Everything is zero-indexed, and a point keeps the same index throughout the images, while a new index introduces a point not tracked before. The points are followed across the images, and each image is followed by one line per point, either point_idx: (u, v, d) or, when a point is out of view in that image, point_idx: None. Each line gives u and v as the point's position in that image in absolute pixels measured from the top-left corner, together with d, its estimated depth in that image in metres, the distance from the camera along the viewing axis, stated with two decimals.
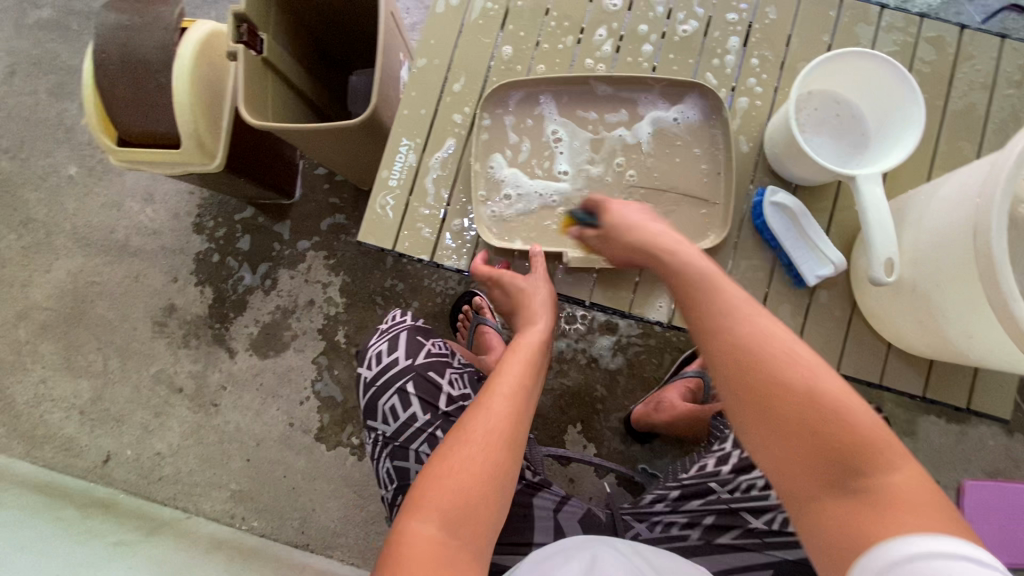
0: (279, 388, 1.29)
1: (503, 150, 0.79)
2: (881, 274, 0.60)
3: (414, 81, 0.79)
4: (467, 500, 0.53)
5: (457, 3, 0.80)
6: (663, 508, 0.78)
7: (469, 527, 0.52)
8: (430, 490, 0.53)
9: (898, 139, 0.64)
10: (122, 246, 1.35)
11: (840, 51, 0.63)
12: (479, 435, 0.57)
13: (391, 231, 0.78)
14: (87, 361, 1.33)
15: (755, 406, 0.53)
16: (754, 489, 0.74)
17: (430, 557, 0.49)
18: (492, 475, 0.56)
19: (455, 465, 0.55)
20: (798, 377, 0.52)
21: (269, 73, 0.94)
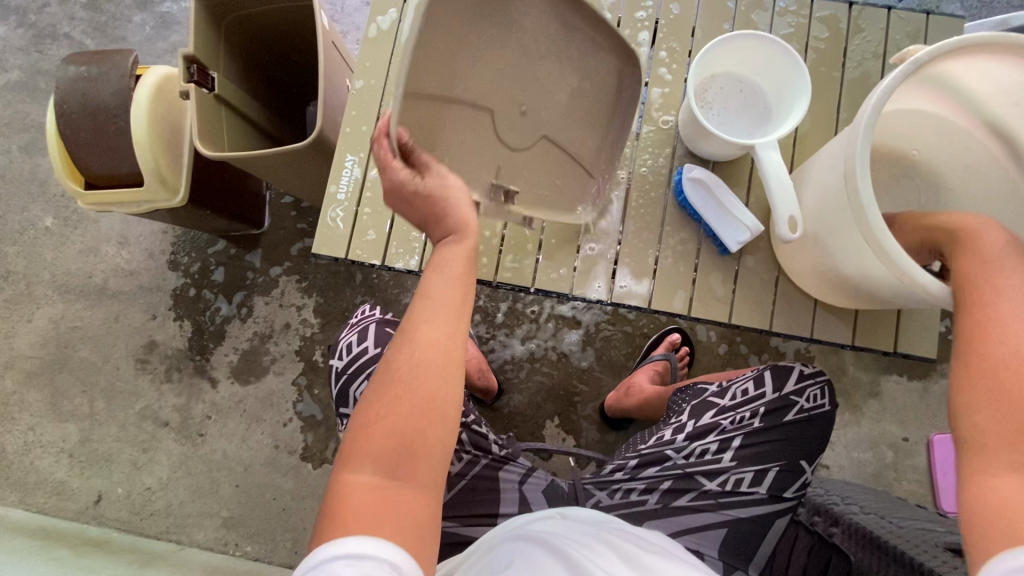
0: (262, 412, 1.32)
1: None
2: (785, 233, 0.65)
3: (353, 101, 0.85)
4: (396, 444, 0.56)
5: (388, 27, 0.87)
6: (622, 476, 0.81)
7: (407, 469, 0.56)
8: (360, 443, 0.57)
9: (793, 108, 0.70)
10: (101, 289, 1.39)
11: (727, 35, 0.69)
12: (401, 376, 0.58)
13: (342, 241, 0.82)
14: (73, 404, 1.35)
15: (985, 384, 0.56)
16: (707, 453, 0.80)
17: (372, 500, 0.54)
18: (419, 421, 0.57)
19: (378, 416, 0.58)
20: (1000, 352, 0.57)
21: (223, 108, 1.00)
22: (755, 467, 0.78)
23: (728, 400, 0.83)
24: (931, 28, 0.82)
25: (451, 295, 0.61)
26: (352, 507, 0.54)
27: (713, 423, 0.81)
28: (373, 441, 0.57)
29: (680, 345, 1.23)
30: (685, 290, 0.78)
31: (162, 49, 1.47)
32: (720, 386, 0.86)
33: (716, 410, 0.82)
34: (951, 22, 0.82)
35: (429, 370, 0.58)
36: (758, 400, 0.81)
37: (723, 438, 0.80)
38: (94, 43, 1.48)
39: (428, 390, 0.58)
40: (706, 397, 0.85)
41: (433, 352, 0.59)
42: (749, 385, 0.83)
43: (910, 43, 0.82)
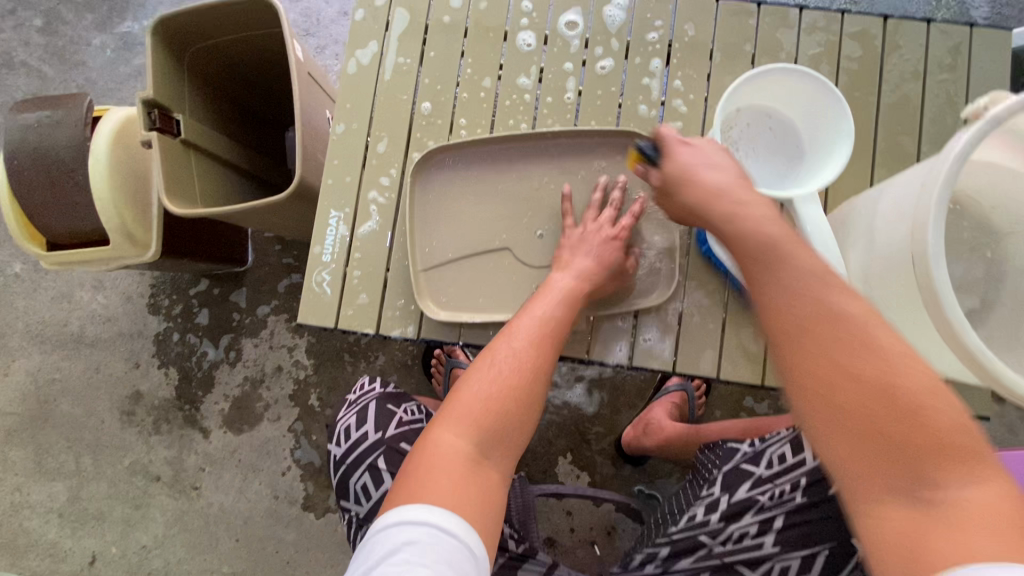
0: (258, 461, 1.25)
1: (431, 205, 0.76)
2: None
3: (335, 148, 0.76)
4: (495, 419, 0.56)
5: (369, 61, 0.77)
6: (654, 568, 0.76)
7: (490, 447, 0.55)
8: (461, 406, 0.56)
9: (831, 151, 0.62)
10: (78, 338, 1.31)
11: (756, 70, 0.60)
12: (494, 359, 0.60)
13: (331, 308, 0.74)
14: (59, 462, 1.28)
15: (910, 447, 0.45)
16: (746, 537, 0.73)
17: (460, 468, 0.53)
18: (519, 406, 0.58)
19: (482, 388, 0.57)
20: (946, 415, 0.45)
21: (191, 153, 0.91)
22: (802, 551, 0.71)
23: (764, 469, 0.76)
24: (976, 41, 0.74)
25: (552, 307, 0.64)
26: (441, 466, 0.52)
27: (749, 499, 0.74)
28: (478, 409, 0.56)
29: None
30: (713, 348, 0.71)
31: (126, 74, 1.35)
32: (753, 450, 0.78)
33: (752, 482, 0.75)
34: (998, 34, 0.73)
35: (521, 364, 0.59)
36: (798, 469, 0.73)
37: (762, 519, 0.73)
38: (52, 70, 1.36)
39: (519, 374, 0.59)
40: (739, 464, 0.78)
41: (545, 362, 0.61)
42: (786, 450, 0.75)
43: (953, 59, 0.73)
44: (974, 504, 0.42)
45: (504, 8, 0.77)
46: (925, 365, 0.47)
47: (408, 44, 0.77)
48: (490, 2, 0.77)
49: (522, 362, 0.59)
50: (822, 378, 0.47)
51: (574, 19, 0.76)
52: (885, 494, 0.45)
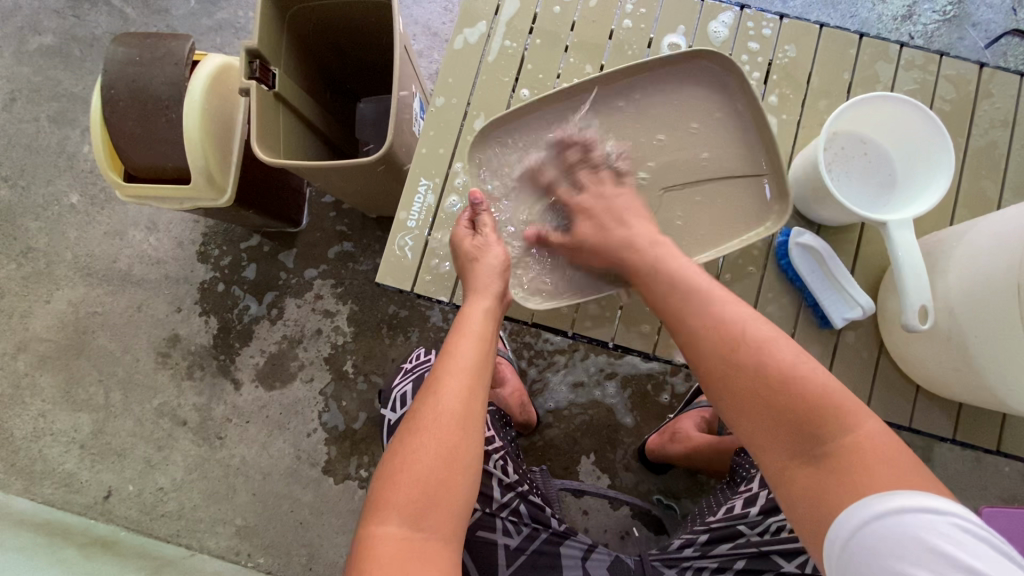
0: (285, 420, 1.27)
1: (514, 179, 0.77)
2: (914, 321, 0.59)
3: (432, 119, 0.79)
4: (420, 493, 0.55)
5: (476, 40, 0.80)
6: (692, 553, 0.77)
7: (429, 521, 0.55)
8: (385, 496, 0.55)
9: (928, 181, 0.64)
10: (125, 275, 1.33)
11: (865, 96, 0.63)
12: (430, 424, 0.58)
13: (409, 272, 0.76)
14: (88, 394, 1.29)
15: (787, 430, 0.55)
16: (784, 530, 0.72)
17: (398, 555, 0.52)
18: (447, 468, 0.57)
19: (402, 467, 0.57)
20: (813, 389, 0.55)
21: (281, 107, 0.93)
22: None
23: None
24: None
25: (472, 359, 0.63)
26: (379, 562, 0.52)
27: None
28: (405, 487, 0.55)
29: None
30: None
31: (207, 26, 1.38)
32: None
33: None
34: None
35: (454, 422, 0.59)
36: None
37: None
38: (135, 12, 1.39)
39: (454, 438, 0.58)
40: None
41: (472, 403, 0.61)
42: None
43: None
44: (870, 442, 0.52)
45: (612, 6, 0.80)
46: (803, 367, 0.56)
47: (515, 29, 0.80)
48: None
49: (453, 420, 0.59)
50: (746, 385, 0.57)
51: (676, 41, 0.78)
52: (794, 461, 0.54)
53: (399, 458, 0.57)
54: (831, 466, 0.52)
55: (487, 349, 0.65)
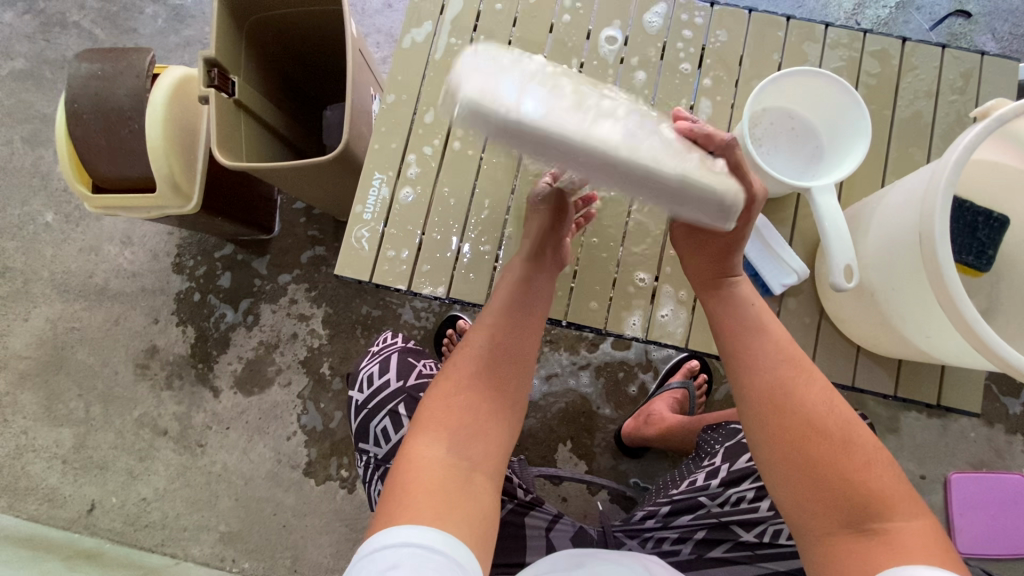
0: (265, 424, 1.28)
1: (464, 169, 0.80)
2: (841, 281, 0.62)
3: (384, 116, 0.81)
4: (468, 426, 0.60)
5: (423, 40, 0.83)
6: (654, 524, 0.78)
7: (474, 454, 0.59)
8: (434, 420, 0.60)
9: (850, 149, 0.67)
10: (102, 290, 1.34)
11: (785, 71, 0.66)
12: (475, 366, 0.64)
13: (367, 263, 0.79)
14: (68, 409, 1.30)
15: (830, 480, 0.57)
16: (743, 501, 0.74)
17: (442, 478, 0.55)
18: (488, 416, 0.61)
19: (450, 402, 0.61)
20: (867, 465, 0.57)
21: (242, 114, 0.96)
22: None
23: None
24: (986, 68, 0.79)
25: (511, 316, 0.68)
26: (425, 477, 0.55)
27: (749, 468, 0.76)
28: (451, 417, 0.60)
29: (698, 373, 1.21)
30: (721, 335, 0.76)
31: (175, 43, 1.42)
32: None
33: (752, 453, 0.77)
34: (1007, 64, 0.79)
35: (493, 372, 0.64)
36: None
37: (760, 486, 0.74)
38: (103, 33, 1.42)
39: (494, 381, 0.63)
40: (741, 438, 0.80)
41: (512, 368, 0.65)
42: None
43: (964, 83, 0.79)
44: (910, 532, 0.53)
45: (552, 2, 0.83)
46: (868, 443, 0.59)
47: (460, 27, 0.83)
48: None
49: (498, 368, 0.64)
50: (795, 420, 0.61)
51: (612, 36, 0.82)
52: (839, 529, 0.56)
53: (445, 394, 0.62)
54: (872, 534, 0.54)
55: (525, 312, 0.70)
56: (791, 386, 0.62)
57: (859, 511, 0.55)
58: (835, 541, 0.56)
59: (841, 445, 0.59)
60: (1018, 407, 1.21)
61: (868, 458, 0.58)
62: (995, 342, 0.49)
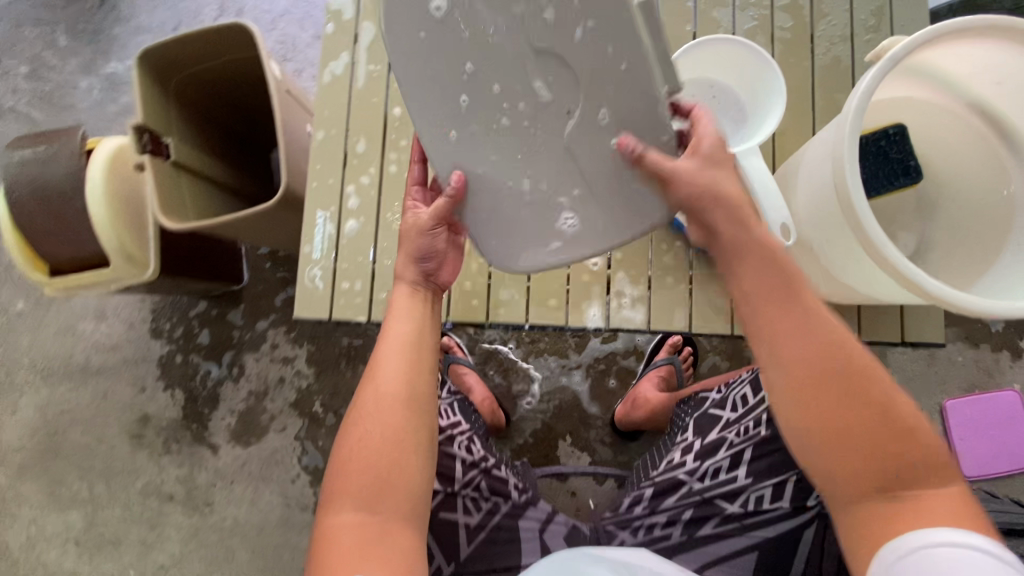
0: (268, 472, 1.28)
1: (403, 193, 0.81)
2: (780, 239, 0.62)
3: (316, 154, 0.82)
4: (373, 480, 0.62)
5: (342, 71, 0.83)
6: (642, 510, 0.79)
7: (389, 505, 0.61)
8: (345, 486, 0.62)
9: (767, 114, 0.69)
10: (84, 368, 1.34)
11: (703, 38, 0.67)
12: (371, 422, 0.63)
13: (324, 301, 0.79)
14: (72, 491, 1.31)
15: (845, 452, 0.56)
16: (721, 473, 0.76)
17: (362, 538, 0.60)
18: (395, 457, 0.62)
19: (353, 459, 0.63)
20: (886, 424, 0.55)
21: (182, 174, 0.96)
22: (773, 480, 0.74)
23: (732, 412, 0.80)
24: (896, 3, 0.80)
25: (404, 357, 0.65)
26: (346, 545, 0.59)
27: (721, 439, 0.78)
28: (361, 475, 0.62)
29: (683, 346, 1.22)
30: None
31: (113, 111, 1.42)
32: (720, 395, 0.83)
33: (721, 424, 0.79)
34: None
35: (394, 412, 0.63)
36: (758, 406, 0.77)
37: (734, 454, 0.76)
38: (41, 115, 1.42)
39: (397, 423, 0.63)
40: (708, 409, 0.83)
41: (412, 404, 0.64)
42: (747, 391, 0.79)
43: (876, 22, 0.80)
44: (925, 499, 0.55)
45: None
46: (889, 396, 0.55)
47: (376, 53, 0.83)
48: None
49: (398, 412, 0.63)
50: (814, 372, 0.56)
51: None
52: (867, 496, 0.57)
53: (353, 449, 0.63)
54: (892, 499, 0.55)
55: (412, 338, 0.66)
56: (807, 349, 0.57)
57: (889, 477, 0.55)
58: (862, 512, 0.57)
59: (864, 404, 0.55)
60: (999, 323, 1.22)
61: (880, 418, 0.55)
62: (921, 278, 0.50)
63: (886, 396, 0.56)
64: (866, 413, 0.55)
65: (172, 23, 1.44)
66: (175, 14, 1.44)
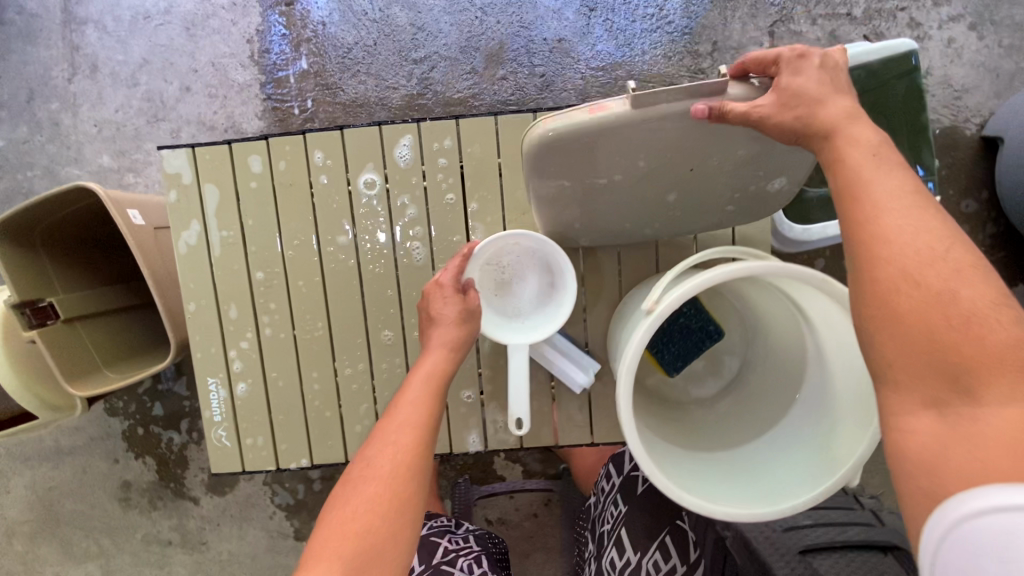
0: (247, 513, 1.47)
1: (283, 352, 0.86)
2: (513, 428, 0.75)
3: (193, 326, 0.85)
4: (362, 547, 0.57)
5: (197, 240, 0.83)
6: None
7: (375, 573, 0.57)
8: (327, 545, 0.58)
9: (533, 322, 0.81)
10: (58, 449, 1.47)
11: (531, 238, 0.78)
12: (379, 483, 0.62)
13: (234, 457, 0.88)
14: (83, 548, 1.50)
15: (908, 354, 0.50)
16: (621, 562, 1.02)
17: None
18: (394, 527, 0.60)
19: (348, 518, 0.60)
20: (976, 332, 0.47)
21: (77, 326, 0.99)
22: (656, 549, 1.01)
23: (604, 514, 1.16)
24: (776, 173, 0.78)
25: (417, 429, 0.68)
26: None
27: (606, 536, 1.09)
28: (348, 539, 0.58)
29: None
30: (549, 426, 0.87)
31: None
32: (596, 502, 1.21)
33: (602, 525, 1.13)
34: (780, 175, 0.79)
35: (395, 478, 0.63)
36: (613, 496, 1.14)
37: (619, 543, 1.04)
38: None
39: (401, 489, 0.62)
40: (594, 517, 1.18)
41: (416, 467, 0.65)
42: (605, 491, 1.17)
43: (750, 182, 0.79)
44: (1005, 427, 0.44)
45: (303, 163, 0.82)
46: (1000, 323, 0.47)
47: (226, 217, 0.83)
48: (288, 160, 0.82)
49: (401, 478, 0.63)
50: (887, 267, 0.52)
51: (371, 177, 0.82)
52: (923, 413, 0.49)
53: (344, 512, 0.60)
54: (963, 419, 0.47)
55: (426, 415, 0.70)
56: (875, 235, 0.53)
57: (962, 383, 0.47)
58: (921, 429, 0.49)
59: (949, 305, 0.49)
60: None
61: (960, 331, 0.48)
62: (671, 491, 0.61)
63: (986, 308, 0.48)
64: (946, 315, 0.48)
65: (25, 94, 1.33)
66: (24, 83, 1.33)
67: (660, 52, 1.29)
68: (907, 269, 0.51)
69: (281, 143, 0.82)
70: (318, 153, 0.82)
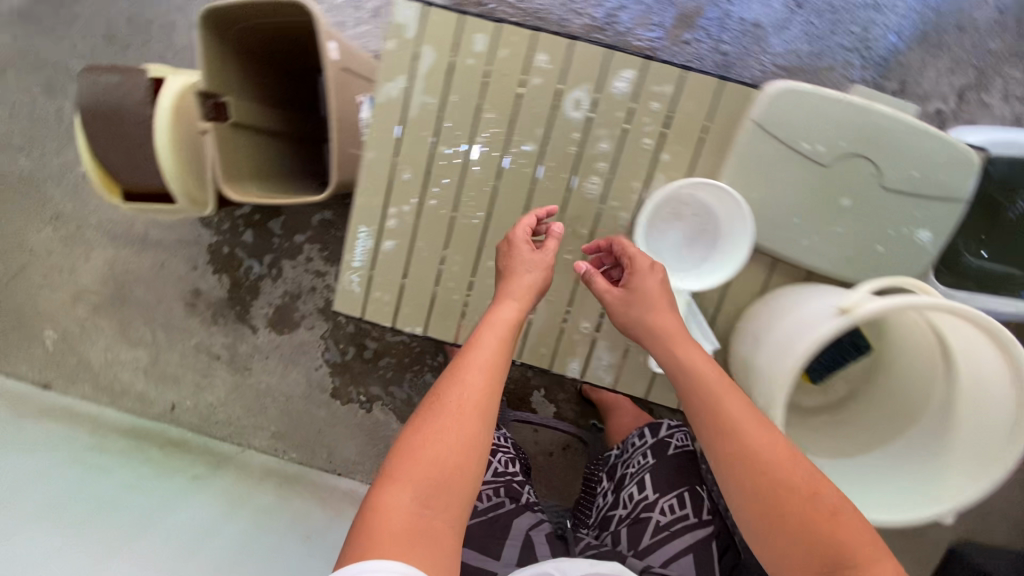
0: (296, 357, 1.56)
1: (437, 227, 0.91)
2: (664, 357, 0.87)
3: (365, 173, 0.89)
4: (435, 473, 0.68)
5: (398, 94, 0.86)
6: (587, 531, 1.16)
7: (442, 498, 0.67)
8: (403, 468, 0.68)
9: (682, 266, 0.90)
10: (146, 238, 1.54)
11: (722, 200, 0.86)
12: (452, 414, 0.72)
13: (359, 303, 0.94)
14: (139, 334, 1.60)
15: (782, 528, 0.69)
16: (636, 496, 1.13)
17: (397, 524, 0.64)
18: (461, 457, 0.70)
19: (424, 444, 0.70)
20: (811, 488, 0.69)
21: (240, 133, 1.03)
22: (674, 495, 1.11)
23: (622, 459, 1.24)
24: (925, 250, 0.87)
25: (488, 373, 0.75)
26: (390, 525, 0.64)
27: (621, 477, 1.20)
28: (417, 466, 0.68)
29: None
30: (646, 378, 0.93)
31: None
32: (618, 448, 1.29)
33: (617, 468, 1.23)
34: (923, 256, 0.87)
35: (470, 412, 0.72)
36: (642, 447, 1.21)
37: (640, 482, 1.14)
38: None
39: (474, 425, 0.71)
40: (612, 460, 1.28)
41: (490, 403, 0.73)
42: (634, 444, 1.23)
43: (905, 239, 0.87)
44: (872, 571, 0.63)
45: (523, 59, 0.84)
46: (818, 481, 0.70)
47: (433, 83, 0.85)
48: (511, 50, 0.84)
49: (471, 415, 0.72)
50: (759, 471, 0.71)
51: (580, 97, 0.85)
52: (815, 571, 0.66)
53: (421, 441, 0.70)
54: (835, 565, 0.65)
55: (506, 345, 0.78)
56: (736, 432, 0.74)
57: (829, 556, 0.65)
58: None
59: (788, 483, 0.70)
60: None
61: (770, 490, 0.70)
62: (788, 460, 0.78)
63: (818, 486, 0.70)
64: (765, 481, 0.71)
65: None
66: None
67: (846, 72, 1.27)
68: (738, 452, 0.73)
69: (509, 32, 0.83)
70: (541, 54, 0.83)
